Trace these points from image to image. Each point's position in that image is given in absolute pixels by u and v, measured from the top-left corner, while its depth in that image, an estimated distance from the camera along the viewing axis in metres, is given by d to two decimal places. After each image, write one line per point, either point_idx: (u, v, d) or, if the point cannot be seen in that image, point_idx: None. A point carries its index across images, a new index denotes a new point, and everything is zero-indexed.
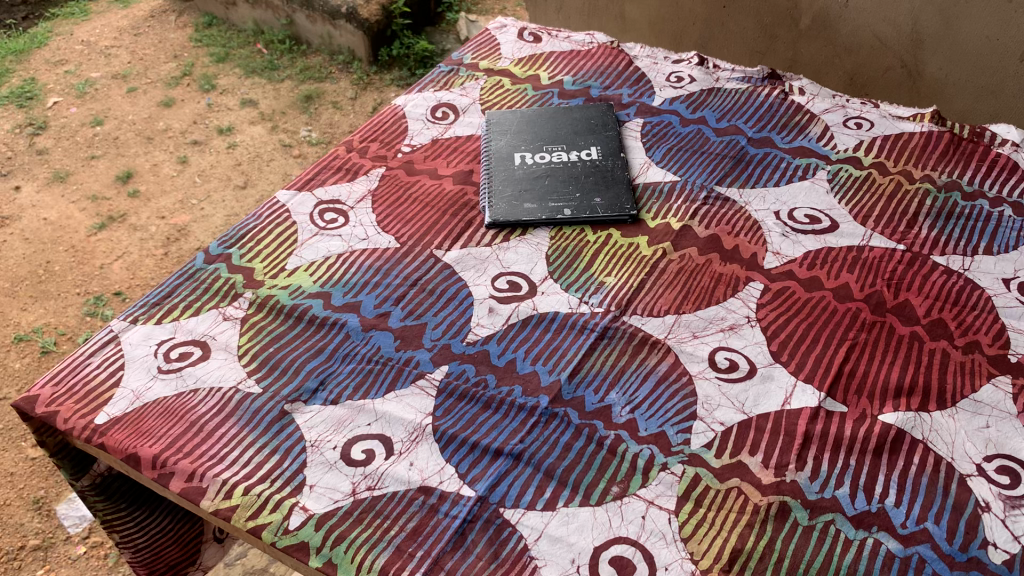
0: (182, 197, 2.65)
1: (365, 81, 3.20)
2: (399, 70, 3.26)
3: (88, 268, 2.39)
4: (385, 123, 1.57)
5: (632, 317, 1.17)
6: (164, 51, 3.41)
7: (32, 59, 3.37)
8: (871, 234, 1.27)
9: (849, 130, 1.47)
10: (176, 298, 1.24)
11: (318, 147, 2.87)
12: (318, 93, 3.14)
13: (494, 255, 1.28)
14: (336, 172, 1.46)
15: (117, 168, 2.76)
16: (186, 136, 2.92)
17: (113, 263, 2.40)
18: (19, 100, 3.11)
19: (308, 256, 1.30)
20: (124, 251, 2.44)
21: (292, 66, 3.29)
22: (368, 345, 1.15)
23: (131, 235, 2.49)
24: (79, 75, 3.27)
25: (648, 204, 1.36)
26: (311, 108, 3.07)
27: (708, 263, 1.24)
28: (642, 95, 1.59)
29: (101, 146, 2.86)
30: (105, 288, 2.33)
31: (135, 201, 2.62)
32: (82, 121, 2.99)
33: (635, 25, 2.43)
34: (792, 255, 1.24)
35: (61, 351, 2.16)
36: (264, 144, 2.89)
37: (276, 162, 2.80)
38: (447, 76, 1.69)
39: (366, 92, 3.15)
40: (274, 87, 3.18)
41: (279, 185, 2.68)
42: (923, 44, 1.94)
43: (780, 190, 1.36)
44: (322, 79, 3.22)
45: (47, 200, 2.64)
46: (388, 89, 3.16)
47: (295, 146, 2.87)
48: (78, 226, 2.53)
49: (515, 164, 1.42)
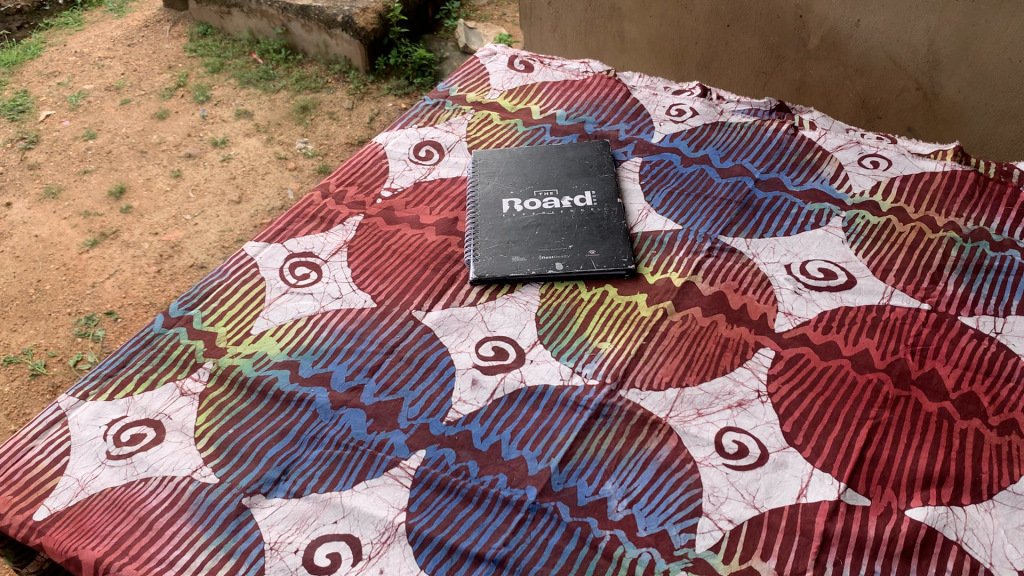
0: (175, 212, 2.53)
1: (363, 90, 3.09)
2: (397, 79, 3.15)
3: (80, 287, 2.27)
4: (364, 164, 1.46)
5: (630, 390, 1.06)
6: (158, 62, 3.30)
7: (25, 71, 3.27)
8: (892, 291, 1.16)
9: (865, 170, 1.36)
10: (131, 368, 1.14)
11: (314, 159, 2.76)
12: (315, 104, 3.03)
13: (478, 316, 1.17)
14: (310, 220, 1.35)
15: (109, 183, 2.65)
16: (179, 149, 2.81)
17: (105, 282, 2.29)
18: (12, 113, 3.00)
19: (276, 318, 1.19)
20: (116, 269, 2.33)
21: (288, 76, 3.17)
22: (338, 426, 1.04)
23: (124, 253, 2.38)
24: (72, 87, 3.16)
25: (647, 256, 1.24)
26: (307, 119, 2.95)
27: (713, 326, 1.13)
28: (640, 131, 1.48)
29: (94, 161, 2.75)
30: (97, 307, 2.22)
31: (128, 217, 2.51)
32: (74, 135, 2.88)
33: (634, 45, 2.29)
34: (806, 316, 1.13)
35: (52, 374, 2.05)
36: (259, 157, 2.77)
37: (271, 175, 2.69)
38: (432, 110, 1.57)
39: (363, 102, 3.04)
40: (269, 98, 3.07)
41: (275, 201, 2.57)
42: (940, 66, 1.82)
43: (791, 239, 1.25)
44: (318, 89, 3.10)
45: (38, 216, 2.54)
46: (386, 99, 3.05)
47: (291, 159, 2.76)
48: (69, 244, 2.42)
49: (503, 211, 1.32)
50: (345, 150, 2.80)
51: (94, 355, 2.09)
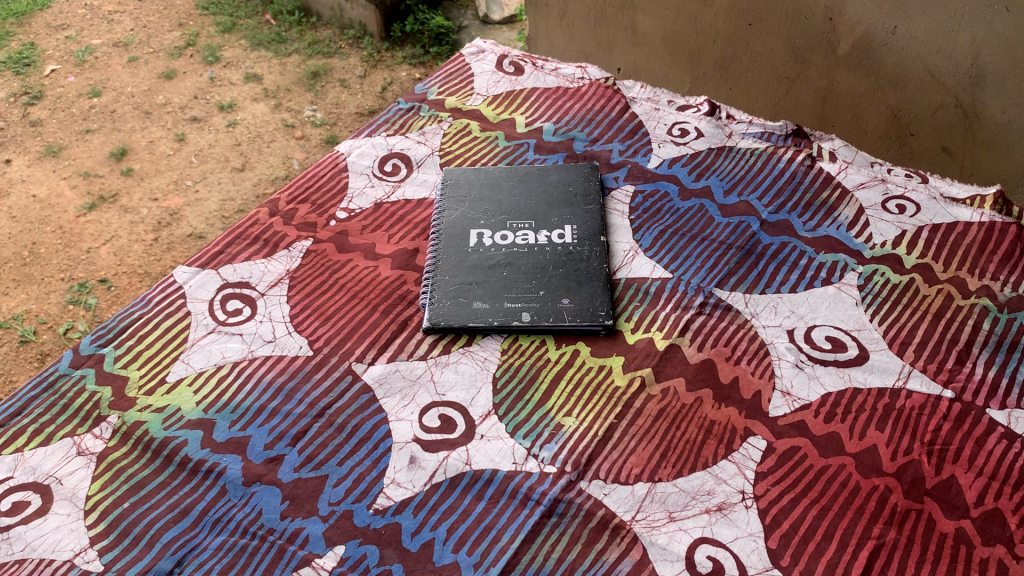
0: (177, 177, 2.34)
1: (376, 57, 2.88)
2: (412, 47, 2.94)
3: (74, 252, 2.10)
4: (321, 177, 1.30)
5: (592, 483, 0.89)
6: (168, 19, 3.04)
7: (34, 23, 3.00)
8: (910, 371, 0.99)
9: (889, 216, 1.18)
10: (25, 419, 0.99)
11: (322, 128, 2.55)
12: (326, 69, 2.81)
13: (427, 374, 1.01)
14: (253, 243, 1.19)
15: (111, 144, 2.44)
16: (185, 112, 2.58)
17: (101, 248, 2.11)
18: (17, 66, 2.75)
19: (196, 363, 1.04)
20: (112, 235, 2.15)
21: (301, 39, 2.95)
22: (247, 508, 0.89)
23: (122, 218, 2.19)
24: (80, 41, 2.90)
25: (628, 309, 1.08)
26: (317, 85, 2.73)
27: (696, 405, 0.97)
28: (636, 152, 1.31)
29: (97, 120, 2.53)
30: (91, 274, 2.05)
31: (128, 180, 2.32)
32: (79, 92, 2.65)
33: (647, 39, 2.09)
34: (807, 398, 0.97)
35: (41, 341, 1.90)
36: (266, 123, 2.55)
37: (277, 142, 2.48)
38: (406, 115, 1.41)
39: (376, 70, 2.82)
40: (281, 62, 2.84)
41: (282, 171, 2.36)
42: (983, 82, 1.63)
43: (797, 298, 1.08)
44: (330, 54, 2.88)
45: (37, 175, 2.34)
46: (400, 68, 2.84)
47: (298, 127, 2.55)
48: (66, 205, 2.23)
49: (470, 244, 1.15)
50: (354, 120, 2.59)
51: (85, 324, 1.93)
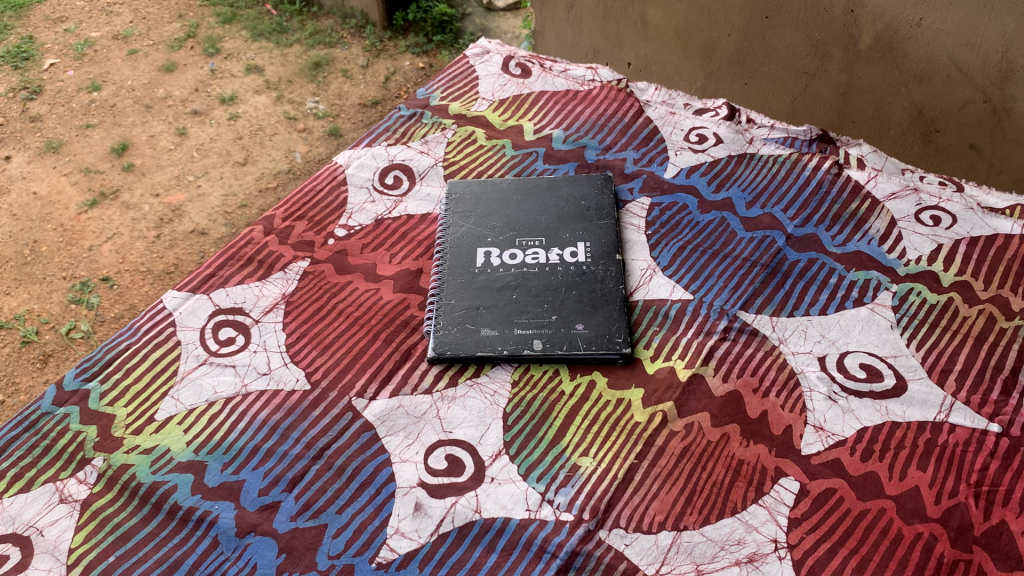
0: (178, 172, 2.25)
1: (379, 47, 2.78)
2: (415, 35, 2.84)
3: (76, 250, 2.02)
4: (318, 191, 1.23)
5: (612, 532, 0.83)
6: (168, 10, 2.94)
7: (32, 15, 2.89)
8: (952, 403, 0.92)
9: (924, 228, 1.10)
10: (5, 462, 0.93)
11: (325, 121, 2.46)
12: (328, 60, 2.71)
13: (433, 410, 0.94)
14: (246, 264, 1.13)
15: (112, 139, 2.35)
16: (186, 105, 2.49)
17: (103, 245, 2.04)
18: (15, 61, 2.65)
19: (187, 399, 0.98)
20: (114, 232, 2.07)
21: (302, 29, 2.85)
22: (241, 562, 0.83)
23: (124, 215, 2.11)
24: (79, 34, 2.79)
25: (647, 334, 1.01)
26: (319, 76, 2.64)
27: (723, 442, 0.90)
28: (651, 160, 1.23)
29: (97, 114, 2.44)
30: (93, 272, 1.97)
31: (130, 176, 2.23)
32: (78, 86, 2.55)
33: (658, 33, 1.99)
34: (841, 434, 0.90)
35: (43, 342, 1.83)
36: (268, 116, 2.46)
37: (278, 136, 2.39)
38: (407, 122, 1.33)
39: (379, 60, 2.73)
40: (282, 53, 2.73)
41: (284, 165, 2.28)
42: (1014, 76, 1.55)
43: (827, 321, 1.01)
44: (332, 44, 2.78)
45: (37, 171, 2.25)
46: (403, 57, 2.74)
47: (301, 119, 2.46)
48: (67, 202, 2.15)
49: (477, 264, 1.08)
50: (358, 112, 2.50)
51: (88, 324, 1.87)
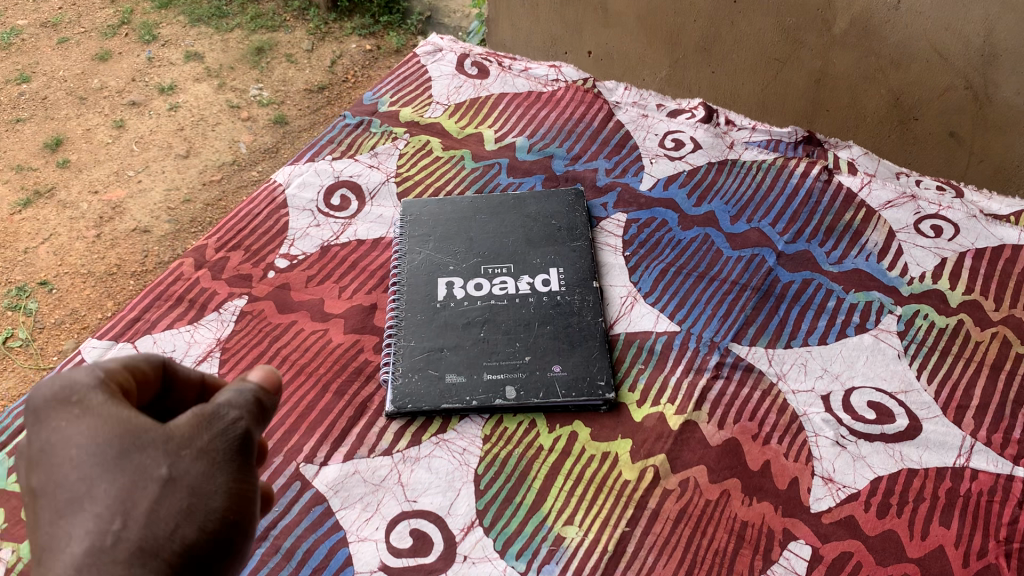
0: (117, 167, 2.05)
1: (324, 29, 2.60)
2: (361, 17, 2.66)
3: (8, 254, 1.83)
4: (257, 215, 1.10)
5: None
6: None
7: None
8: (972, 444, 0.83)
9: (925, 240, 1.01)
10: None
11: (269, 109, 2.28)
12: (271, 45, 2.51)
13: (394, 475, 0.83)
14: (176, 305, 0.99)
15: (44, 134, 2.13)
16: (123, 96, 2.26)
17: (39, 248, 1.85)
18: None
19: None
20: (51, 232, 1.88)
21: (243, 13, 2.63)
22: None
23: (60, 214, 1.92)
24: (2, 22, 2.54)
25: (631, 374, 0.90)
26: (262, 62, 2.44)
27: (723, 501, 0.80)
28: (626, 170, 1.13)
29: (27, 108, 2.21)
30: (29, 276, 1.79)
31: (65, 172, 2.03)
32: (4, 78, 2.32)
33: (620, 19, 1.87)
34: (853, 485, 0.80)
35: None
36: (210, 105, 2.26)
37: (222, 125, 2.20)
38: (354, 132, 1.21)
39: (324, 43, 2.55)
40: (222, 38, 2.51)
41: (230, 158, 2.10)
42: (997, 61, 1.46)
43: (828, 352, 0.91)
44: (275, 28, 2.58)
45: None
46: (349, 40, 2.57)
47: (244, 108, 2.27)
48: None
49: (438, 298, 0.97)
50: (304, 98, 2.33)
51: (25, 331, 1.69)
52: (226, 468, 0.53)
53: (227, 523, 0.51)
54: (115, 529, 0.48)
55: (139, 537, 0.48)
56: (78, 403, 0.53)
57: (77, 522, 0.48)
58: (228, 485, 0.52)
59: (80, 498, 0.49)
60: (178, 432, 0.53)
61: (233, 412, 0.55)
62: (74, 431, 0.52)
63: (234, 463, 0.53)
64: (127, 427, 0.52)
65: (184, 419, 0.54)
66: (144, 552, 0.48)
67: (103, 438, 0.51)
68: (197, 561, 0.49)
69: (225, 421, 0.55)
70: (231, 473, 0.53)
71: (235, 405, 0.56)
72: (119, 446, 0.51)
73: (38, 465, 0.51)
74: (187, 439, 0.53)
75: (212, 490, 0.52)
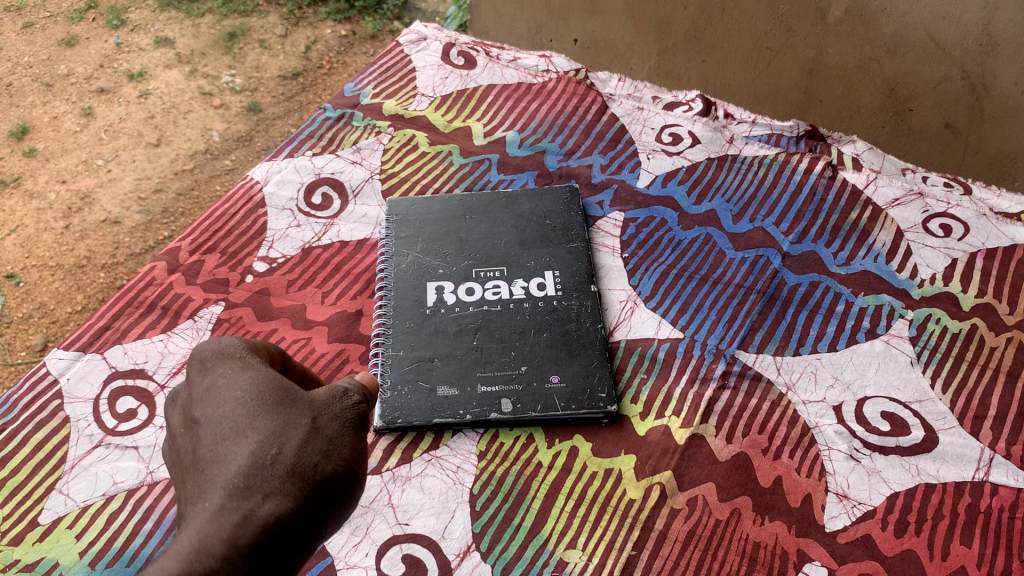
0: (86, 156, 1.96)
1: (298, 14, 2.51)
2: None
3: None
4: (233, 214, 1.04)
5: None
6: None
7: None
8: (991, 457, 0.79)
9: (934, 240, 0.97)
10: None
11: (242, 96, 2.20)
12: (244, 29, 2.42)
13: (384, 496, 0.78)
14: (148, 312, 0.93)
15: (9, 122, 2.04)
16: (91, 82, 2.17)
17: (4, 239, 1.77)
18: None
19: (78, 495, 0.79)
20: (18, 223, 1.80)
21: None
22: None
23: (27, 205, 1.84)
24: None
25: (633, 385, 0.86)
26: (235, 47, 2.35)
27: (734, 520, 0.75)
28: (622, 167, 1.08)
29: None
30: None
31: (31, 161, 1.94)
32: None
33: (607, 6, 1.81)
34: (870, 502, 0.76)
35: None
36: (181, 92, 2.17)
37: (194, 113, 2.12)
38: (335, 126, 1.15)
39: (298, 28, 2.46)
40: (194, 24, 2.40)
41: (204, 147, 2.02)
42: (995, 50, 1.41)
43: (838, 359, 0.87)
44: (248, 13, 2.47)
45: None
46: (324, 25, 2.49)
47: (217, 95, 2.18)
48: None
49: (428, 304, 0.91)
50: (278, 84, 2.26)
51: None
52: (352, 432, 0.64)
53: (348, 478, 0.61)
54: (272, 452, 0.59)
55: (292, 462, 0.59)
56: (238, 361, 0.66)
57: (242, 445, 0.60)
58: (352, 444, 0.63)
59: (243, 428, 0.61)
60: (316, 397, 0.65)
61: (356, 395, 0.67)
62: (237, 379, 0.65)
63: (355, 432, 0.64)
64: (279, 383, 0.65)
65: (321, 391, 0.66)
66: (293, 476, 0.59)
67: (261, 387, 0.64)
68: (330, 493, 0.59)
69: (351, 400, 0.66)
70: (357, 436, 0.64)
71: (356, 388, 0.68)
72: (274, 394, 0.63)
73: (204, 402, 0.64)
74: (325, 403, 0.65)
75: (340, 446, 0.62)
